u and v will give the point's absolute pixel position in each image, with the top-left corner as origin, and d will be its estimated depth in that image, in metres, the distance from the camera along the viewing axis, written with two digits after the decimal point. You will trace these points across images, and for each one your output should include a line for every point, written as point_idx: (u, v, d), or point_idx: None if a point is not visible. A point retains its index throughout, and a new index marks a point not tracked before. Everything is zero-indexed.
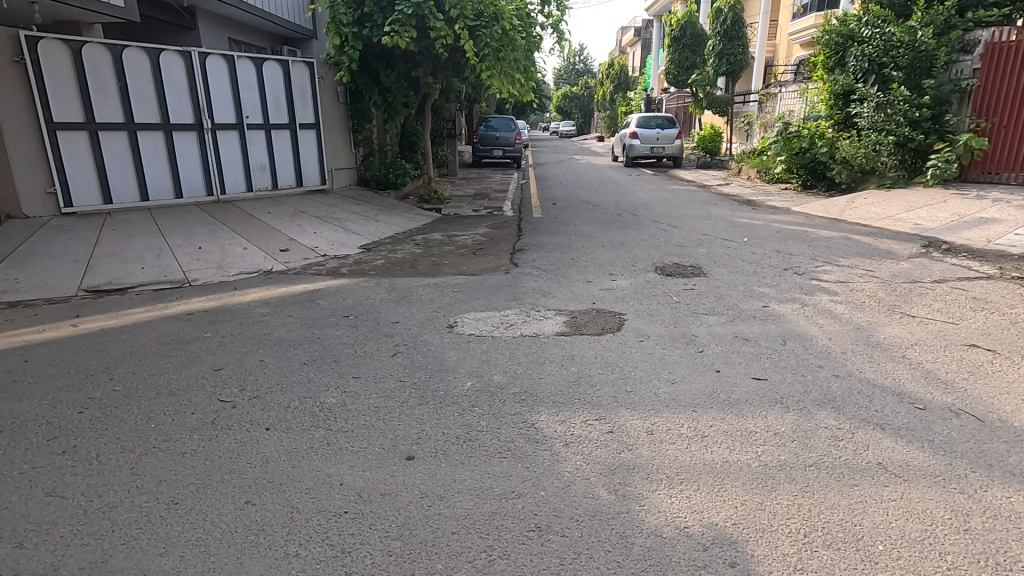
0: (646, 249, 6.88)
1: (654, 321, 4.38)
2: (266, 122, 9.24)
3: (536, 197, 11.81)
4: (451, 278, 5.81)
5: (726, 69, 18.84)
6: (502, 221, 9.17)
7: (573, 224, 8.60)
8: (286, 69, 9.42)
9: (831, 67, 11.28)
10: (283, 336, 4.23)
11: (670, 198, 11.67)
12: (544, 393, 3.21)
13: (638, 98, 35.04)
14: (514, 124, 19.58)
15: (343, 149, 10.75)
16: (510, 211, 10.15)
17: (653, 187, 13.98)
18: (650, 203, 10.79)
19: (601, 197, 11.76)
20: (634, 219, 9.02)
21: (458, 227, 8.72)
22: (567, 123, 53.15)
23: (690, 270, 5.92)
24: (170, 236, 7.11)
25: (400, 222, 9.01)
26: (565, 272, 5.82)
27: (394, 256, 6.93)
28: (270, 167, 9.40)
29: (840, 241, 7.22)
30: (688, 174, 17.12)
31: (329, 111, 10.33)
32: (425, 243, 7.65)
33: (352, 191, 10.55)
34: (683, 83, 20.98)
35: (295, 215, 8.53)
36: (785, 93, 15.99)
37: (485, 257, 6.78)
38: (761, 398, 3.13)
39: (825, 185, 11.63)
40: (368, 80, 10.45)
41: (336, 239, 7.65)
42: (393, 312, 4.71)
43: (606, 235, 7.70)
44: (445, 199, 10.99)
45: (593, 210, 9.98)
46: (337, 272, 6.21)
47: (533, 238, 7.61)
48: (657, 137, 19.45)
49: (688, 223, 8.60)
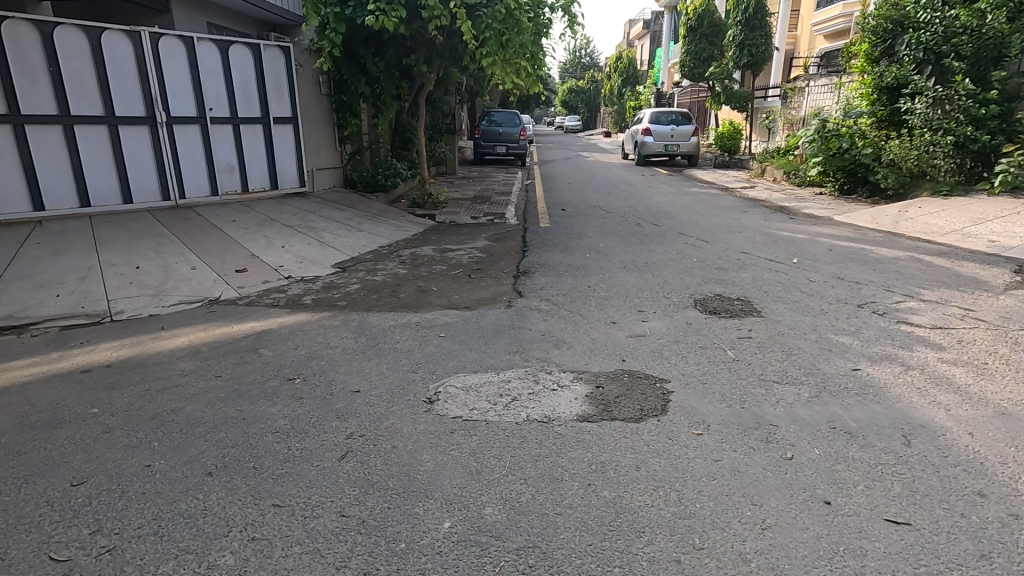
0: (678, 273, 5.67)
1: (710, 393, 3.20)
2: (234, 115, 8.04)
3: (543, 201, 10.58)
4: (439, 314, 4.61)
5: (747, 61, 17.41)
6: (504, 232, 7.97)
7: (587, 238, 7.39)
8: (258, 54, 8.18)
9: (877, 57, 10.04)
10: (198, 413, 3.05)
11: (694, 203, 10.43)
12: (565, 553, 2.03)
13: (648, 92, 33.60)
14: (519, 119, 18.34)
15: (326, 147, 9.54)
16: (514, 219, 8.94)
17: (670, 189, 12.73)
18: (672, 210, 9.56)
19: (616, 201, 10.53)
20: (656, 230, 7.81)
21: (452, 240, 7.51)
22: (572, 118, 51.68)
23: (738, 305, 4.71)
24: (105, 252, 5.92)
25: (387, 233, 7.81)
26: (582, 308, 4.62)
27: (372, 279, 5.73)
28: (238, 167, 8.20)
29: (910, 264, 5.98)
30: (707, 175, 15.84)
31: (310, 104, 9.11)
32: (412, 261, 6.45)
33: (335, 194, 9.34)
34: (699, 76, 19.62)
35: (264, 224, 7.34)
36: (813, 87, 14.72)
37: (483, 282, 5.58)
38: (915, 570, 1.94)
39: (866, 190, 10.37)
40: (355, 68, 9.25)
41: (307, 255, 6.46)
42: (355, 373, 3.52)
43: (627, 253, 6.49)
44: (442, 203, 9.78)
45: (608, 218, 8.76)
46: (299, 302, 5.02)
47: (541, 257, 6.40)
48: (672, 134, 18.16)
49: (721, 238, 7.38)
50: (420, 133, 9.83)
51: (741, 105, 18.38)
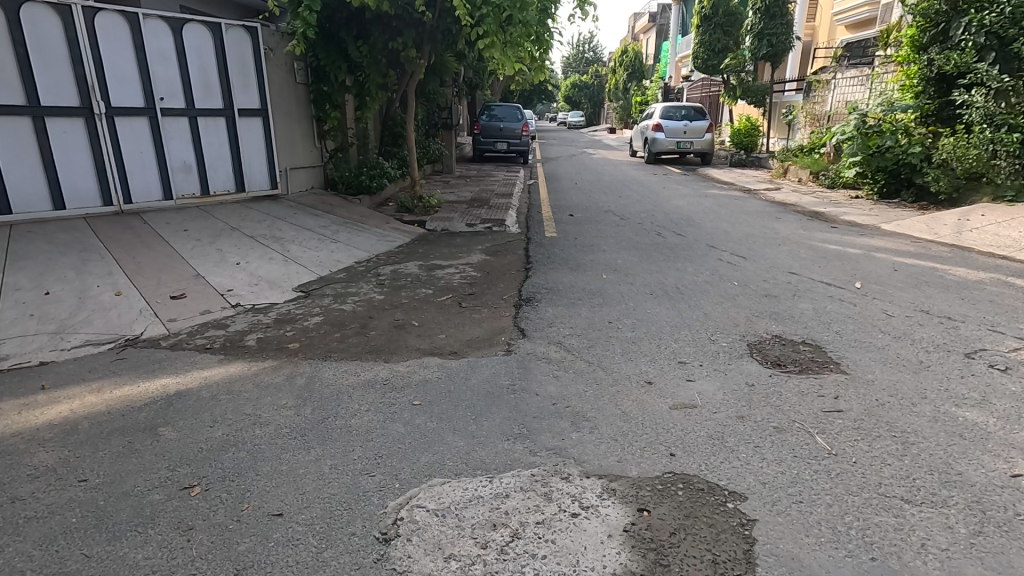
0: (719, 302, 4.58)
1: (811, 523, 2.11)
2: (191, 106, 6.92)
3: (549, 205, 9.46)
4: (418, 367, 3.50)
5: (766, 51, 16.22)
6: (505, 244, 6.86)
7: (601, 252, 6.28)
8: (219, 35, 7.05)
9: (926, 43, 8.94)
10: (21, 563, 1.96)
11: (718, 208, 9.30)
12: None
13: (655, 86, 32.43)
14: (521, 114, 17.17)
15: (303, 143, 8.42)
16: (516, 227, 7.83)
17: (687, 190, 11.60)
18: (696, 217, 8.45)
19: (630, 205, 9.40)
20: (681, 242, 6.71)
21: (444, 254, 6.41)
22: (576, 113, 50.64)
23: (806, 354, 3.62)
24: (12, 272, 4.81)
25: (368, 244, 6.71)
26: (605, 360, 3.52)
27: (340, 309, 4.63)
28: (197, 166, 7.09)
29: (1002, 290, 4.88)
30: (724, 174, 14.72)
31: (284, 95, 7.97)
32: (392, 282, 5.34)
33: (313, 197, 8.21)
34: (714, 68, 18.44)
35: (221, 235, 6.23)
36: (841, 79, 13.61)
37: (477, 314, 4.46)
38: None
39: (911, 194, 9.28)
40: (335, 53, 8.11)
41: (266, 275, 5.35)
42: (282, 476, 2.43)
43: (652, 274, 5.38)
44: (434, 207, 8.67)
45: (622, 227, 7.65)
46: (240, 344, 3.92)
47: (549, 278, 5.30)
48: (685, 131, 17.02)
49: (759, 252, 6.27)
50: (409, 126, 8.76)
51: (759, 99, 17.23)
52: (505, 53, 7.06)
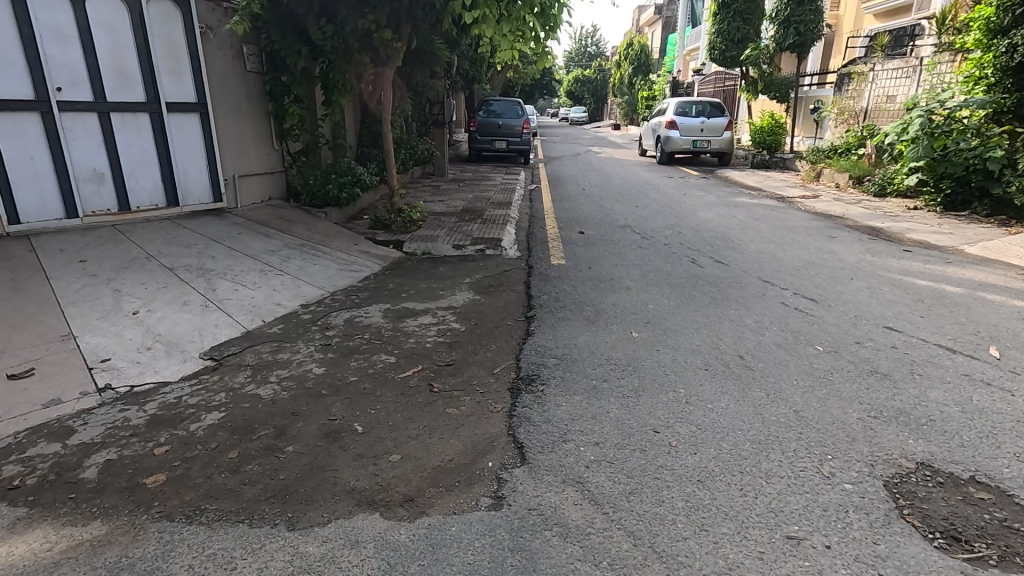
0: (808, 389, 3.13)
1: None
2: (102, 98, 5.43)
3: (553, 217, 8.01)
4: (342, 546, 2.05)
5: (793, 41, 14.65)
6: (501, 275, 5.41)
7: (625, 290, 4.83)
8: (137, 10, 5.55)
9: (1007, 26, 7.57)
10: None
11: (756, 222, 7.84)
12: None
13: (663, 80, 30.86)
14: (522, 109, 15.65)
15: (256, 145, 6.94)
16: (515, 249, 6.38)
17: (712, 197, 10.14)
18: (733, 235, 6.99)
19: (650, 219, 7.93)
20: (725, 275, 5.25)
21: (421, 292, 4.95)
22: (579, 108, 49.14)
23: (997, 516, 2.17)
24: None
25: (325, 276, 5.24)
26: (661, 535, 2.07)
27: (254, 395, 3.17)
28: (111, 175, 5.62)
29: None
30: (748, 176, 13.24)
31: (229, 86, 6.48)
32: (343, 343, 3.88)
33: (267, 211, 6.74)
34: (732, 60, 16.85)
35: (128, 269, 4.76)
36: (881, 72, 12.16)
37: (453, 409, 3.00)
38: None
39: (986, 206, 7.83)
40: (292, 33, 6.60)
41: (168, 331, 3.88)
42: None
43: (699, 331, 3.93)
44: (416, 221, 7.19)
45: (645, 250, 6.20)
46: (71, 476, 2.46)
47: (558, 336, 3.86)
48: (702, 128, 15.50)
49: (831, 291, 4.80)
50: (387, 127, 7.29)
51: (783, 93, 15.73)
52: (502, 31, 5.57)
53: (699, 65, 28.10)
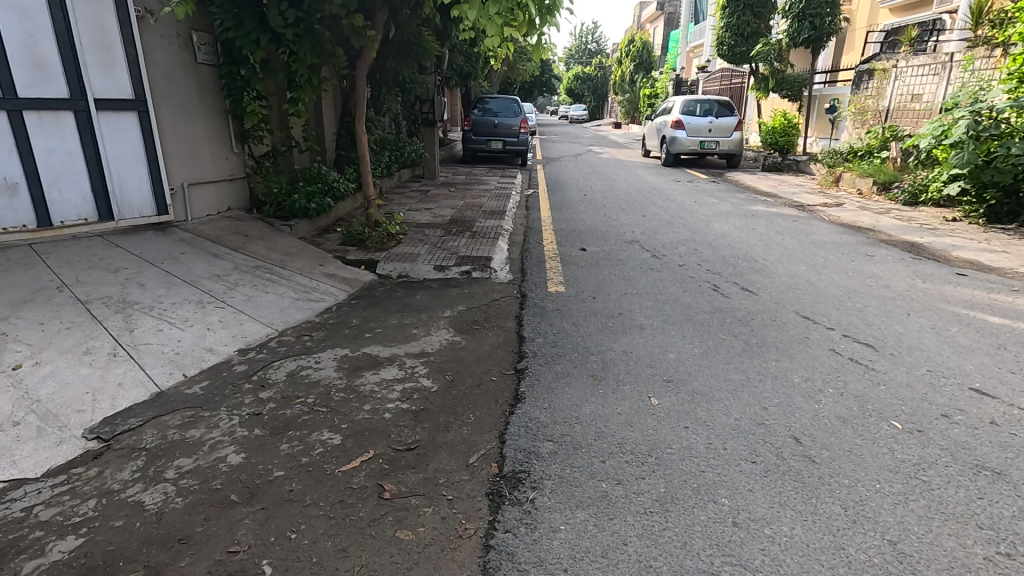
0: (898, 499, 2.28)
1: None
2: (11, 94, 4.49)
3: (552, 230, 7.14)
4: None
5: (808, 35, 13.72)
6: (488, 307, 4.55)
7: (637, 330, 3.96)
8: None
9: None
10: None
11: (780, 236, 6.99)
12: None
13: (665, 77, 29.92)
14: (520, 107, 14.76)
15: (210, 149, 6.05)
16: (506, 271, 5.51)
17: (725, 205, 9.28)
18: (756, 253, 6.13)
19: (661, 232, 7.07)
20: (756, 309, 4.39)
21: (390, 331, 4.09)
22: (579, 106, 48.21)
23: None
24: None
25: (276, 309, 4.38)
26: None
27: (135, 506, 2.30)
28: (24, 186, 4.69)
29: None
30: (760, 180, 12.36)
31: (175, 81, 5.58)
32: (277, 411, 3.01)
33: (222, 224, 5.87)
34: (741, 56, 15.93)
35: (30, 304, 3.89)
36: (905, 68, 11.30)
37: (406, 534, 2.15)
38: None
39: None
40: (249, 19, 5.67)
41: (53, 394, 3.02)
42: None
43: (734, 396, 3.08)
44: (395, 236, 6.31)
45: (658, 272, 5.33)
46: None
47: (554, 403, 3.00)
48: (710, 129, 14.62)
49: (889, 332, 3.95)
50: (360, 132, 6.33)
51: (797, 91, 14.86)
52: (490, 16, 4.66)
53: (704, 62, 27.20)
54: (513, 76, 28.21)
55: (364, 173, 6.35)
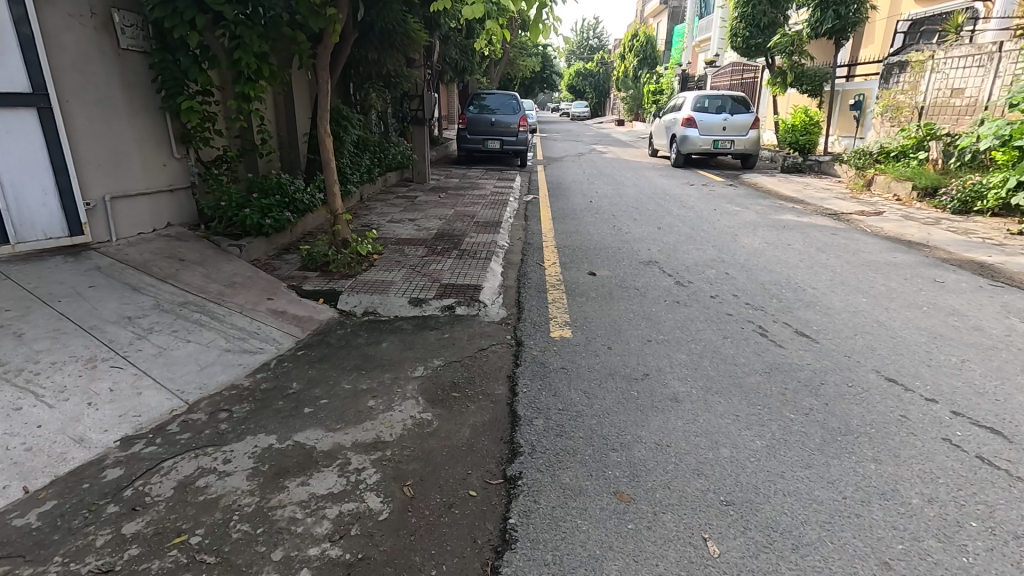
0: None
1: None
2: None
3: (554, 248, 6.10)
4: None
5: (832, 25, 12.62)
6: (474, 362, 3.52)
7: (669, 403, 2.95)
8: None
9: None
10: None
11: (822, 254, 5.96)
12: None
13: (670, 72, 28.78)
14: (519, 104, 13.72)
15: (141, 154, 4.99)
16: (498, 304, 4.48)
17: (749, 213, 8.25)
18: (801, 279, 5.08)
19: (682, 249, 6.03)
20: (821, 367, 3.36)
21: (339, 403, 3.07)
22: (580, 103, 47.17)
23: None
24: None
25: (195, 368, 3.34)
26: None
27: None
28: None
29: None
30: (782, 183, 11.33)
31: (91, 70, 4.52)
32: (137, 566, 1.97)
33: (154, 246, 4.84)
34: (757, 49, 14.82)
35: None
36: (944, 59, 10.20)
37: None
38: None
39: None
40: None
41: None
42: None
43: (830, 539, 2.04)
44: (365, 257, 5.25)
45: (687, 308, 4.30)
46: None
47: (560, 560, 1.97)
48: (724, 126, 13.54)
49: (1013, 407, 2.90)
50: (325, 130, 5.21)
51: (817, 86, 13.77)
52: None
53: (711, 57, 26.05)
54: (512, 73, 27.18)
55: (332, 182, 5.32)
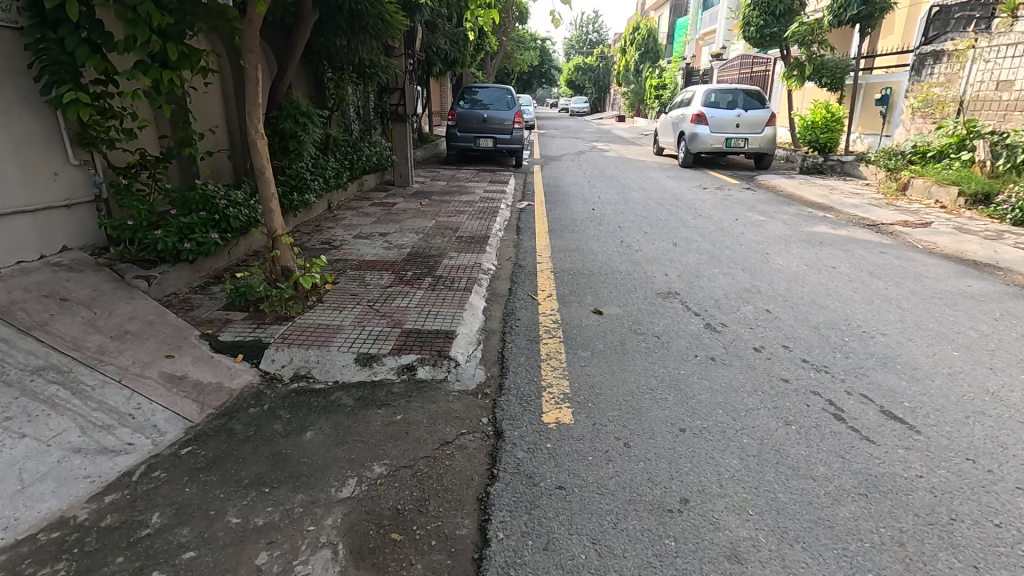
0: None
1: None
2: None
3: (550, 273, 5.02)
4: None
5: (857, 11, 11.46)
6: (432, 471, 2.43)
7: (727, 569, 1.87)
8: None
9: None
10: None
11: (878, 281, 4.87)
12: None
13: (673, 66, 27.64)
14: (514, 99, 12.62)
15: (20, 162, 3.88)
16: (473, 361, 3.39)
17: (775, 224, 7.18)
18: (863, 319, 4.00)
19: (707, 276, 4.95)
20: (943, 485, 2.28)
21: (211, 560, 1.97)
22: (579, 99, 46.09)
23: None
24: None
25: (11, 489, 2.24)
26: None
27: None
28: None
29: None
30: (804, 186, 10.26)
31: None
32: None
33: (31, 280, 3.73)
34: (771, 39, 13.66)
35: None
36: (989, 48, 9.03)
37: None
38: None
39: None
40: None
41: None
42: None
43: None
44: (310, 293, 4.16)
45: (727, 372, 3.22)
46: None
47: None
48: (737, 123, 12.40)
49: None
50: (257, 127, 4.00)
51: (837, 78, 12.64)
52: None
53: (717, 49, 24.95)
54: (509, 66, 26.02)
55: (268, 195, 4.16)
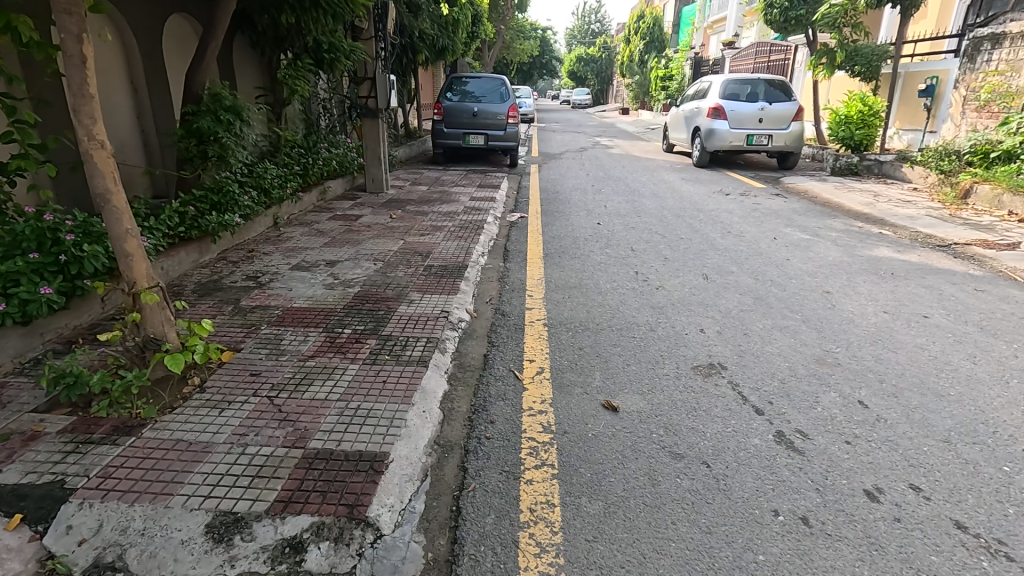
0: None
1: None
2: None
3: (542, 329, 3.66)
4: None
5: None
6: None
7: None
8: None
9: None
10: None
11: (996, 341, 3.50)
12: None
13: (680, 55, 26.13)
14: (507, 91, 11.18)
15: None
16: (408, 525, 2.05)
17: (824, 244, 5.81)
18: (1012, 423, 2.65)
19: (758, 334, 3.60)
20: None
21: None
22: (581, 92, 44.48)
23: None
24: None
25: None
26: None
27: None
28: None
29: None
30: (843, 190, 8.88)
31: None
32: None
33: None
34: (796, 24, 12.17)
35: None
36: None
37: None
38: None
39: None
40: None
41: None
42: None
43: None
44: (184, 386, 2.82)
45: (839, 561, 1.86)
46: None
47: None
48: (761, 118, 10.96)
49: None
50: (92, 128, 2.58)
51: (873, 68, 11.21)
52: None
53: (729, 37, 23.44)
54: (507, 56, 24.52)
55: (122, 231, 2.78)
